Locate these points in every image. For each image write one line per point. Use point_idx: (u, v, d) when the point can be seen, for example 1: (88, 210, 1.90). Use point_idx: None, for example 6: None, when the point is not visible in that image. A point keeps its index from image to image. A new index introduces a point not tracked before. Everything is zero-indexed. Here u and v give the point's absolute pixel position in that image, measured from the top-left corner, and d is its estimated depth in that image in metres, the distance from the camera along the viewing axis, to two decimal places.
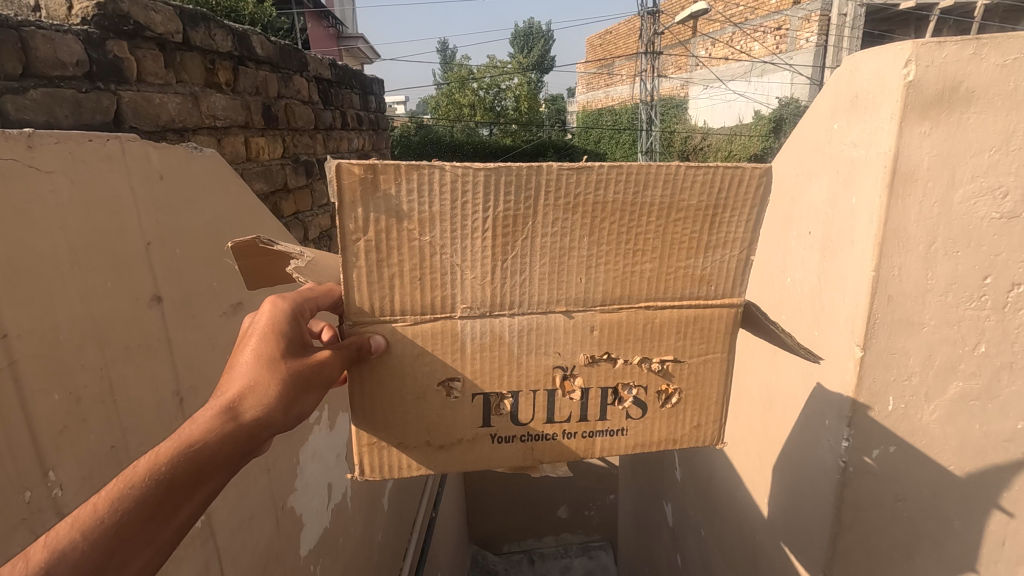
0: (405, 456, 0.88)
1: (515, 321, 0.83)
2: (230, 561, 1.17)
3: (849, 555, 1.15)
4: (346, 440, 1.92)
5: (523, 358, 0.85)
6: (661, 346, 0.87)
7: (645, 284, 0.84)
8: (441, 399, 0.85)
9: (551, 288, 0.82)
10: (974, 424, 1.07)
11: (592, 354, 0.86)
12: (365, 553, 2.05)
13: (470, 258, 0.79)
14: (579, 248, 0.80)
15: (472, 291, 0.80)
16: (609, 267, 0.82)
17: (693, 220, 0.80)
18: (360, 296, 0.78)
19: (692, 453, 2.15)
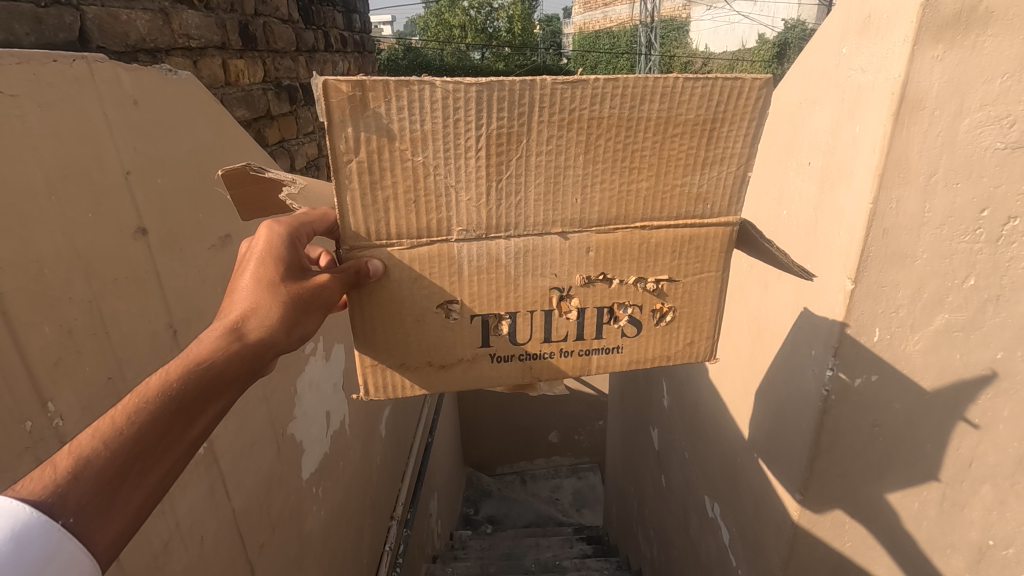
0: (405, 375, 0.89)
1: (511, 243, 0.82)
2: (235, 484, 1.22)
3: (827, 474, 1.25)
4: (343, 370, 1.95)
5: (519, 281, 0.85)
6: (656, 266, 0.86)
7: (644, 198, 0.82)
8: (441, 320, 0.86)
9: (546, 209, 0.80)
10: (955, 354, 1.10)
11: (588, 276, 0.86)
12: (364, 474, 2.14)
13: (463, 180, 0.76)
14: (576, 155, 0.78)
15: (466, 213, 0.79)
16: (604, 188, 0.80)
17: (690, 136, 0.78)
18: (353, 219, 0.76)
19: (679, 381, 2.22)
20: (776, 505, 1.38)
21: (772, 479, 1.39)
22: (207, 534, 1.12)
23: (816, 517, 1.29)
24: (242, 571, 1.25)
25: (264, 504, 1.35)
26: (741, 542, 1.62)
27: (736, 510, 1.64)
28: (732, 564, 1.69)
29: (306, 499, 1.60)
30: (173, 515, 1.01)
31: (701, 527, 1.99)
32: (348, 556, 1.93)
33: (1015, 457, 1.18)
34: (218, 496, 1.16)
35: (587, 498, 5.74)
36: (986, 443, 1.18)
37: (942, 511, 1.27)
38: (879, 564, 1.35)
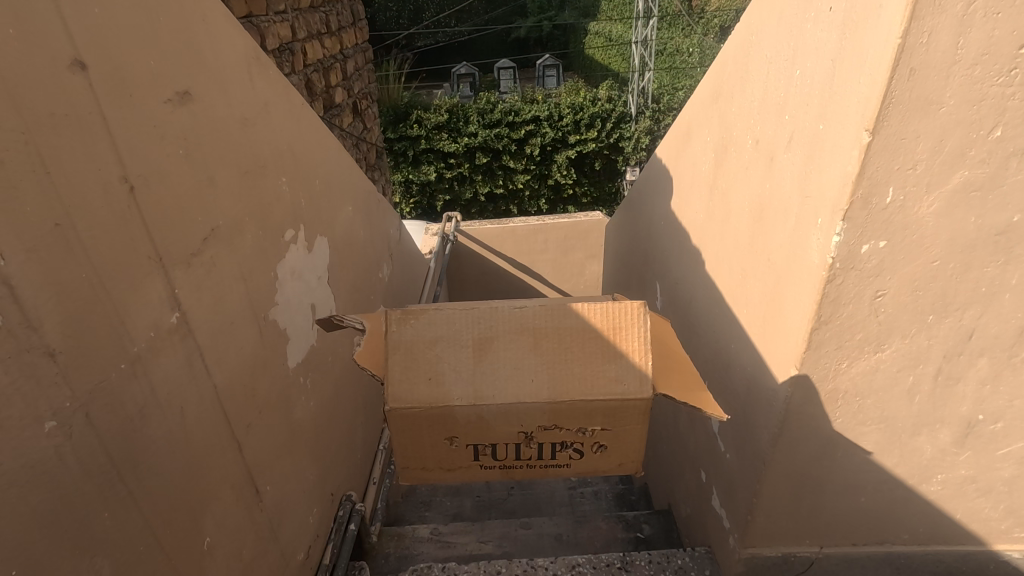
0: (427, 471, 1.53)
1: (491, 407, 1.36)
2: (214, 361, 1.18)
3: (822, 347, 1.20)
4: (327, 264, 1.88)
5: (495, 424, 1.39)
6: (593, 422, 1.40)
7: (578, 386, 1.36)
8: (448, 446, 1.44)
9: (513, 390, 1.36)
10: (970, 217, 1.04)
11: (543, 425, 1.40)
12: (355, 372, 2.13)
13: (459, 369, 1.37)
14: (530, 371, 1.37)
15: (462, 393, 1.35)
16: (549, 378, 1.36)
17: (597, 343, 1.37)
18: (391, 332, 1.36)
19: (674, 280, 2.17)
20: (769, 384, 1.36)
21: (766, 359, 1.37)
22: (188, 406, 1.09)
23: (808, 392, 1.27)
24: (229, 447, 1.23)
25: (249, 386, 1.33)
26: (730, 426, 1.64)
27: (727, 396, 1.64)
28: (720, 449, 1.72)
29: (293, 387, 1.58)
30: (147, 381, 0.98)
31: (690, 418, 2.01)
32: (341, 447, 1.95)
33: (1015, 328, 1.17)
34: (196, 370, 1.12)
35: (578, 412, 5.91)
36: (989, 314, 1.15)
37: (937, 387, 1.27)
38: (866, 439, 1.36)
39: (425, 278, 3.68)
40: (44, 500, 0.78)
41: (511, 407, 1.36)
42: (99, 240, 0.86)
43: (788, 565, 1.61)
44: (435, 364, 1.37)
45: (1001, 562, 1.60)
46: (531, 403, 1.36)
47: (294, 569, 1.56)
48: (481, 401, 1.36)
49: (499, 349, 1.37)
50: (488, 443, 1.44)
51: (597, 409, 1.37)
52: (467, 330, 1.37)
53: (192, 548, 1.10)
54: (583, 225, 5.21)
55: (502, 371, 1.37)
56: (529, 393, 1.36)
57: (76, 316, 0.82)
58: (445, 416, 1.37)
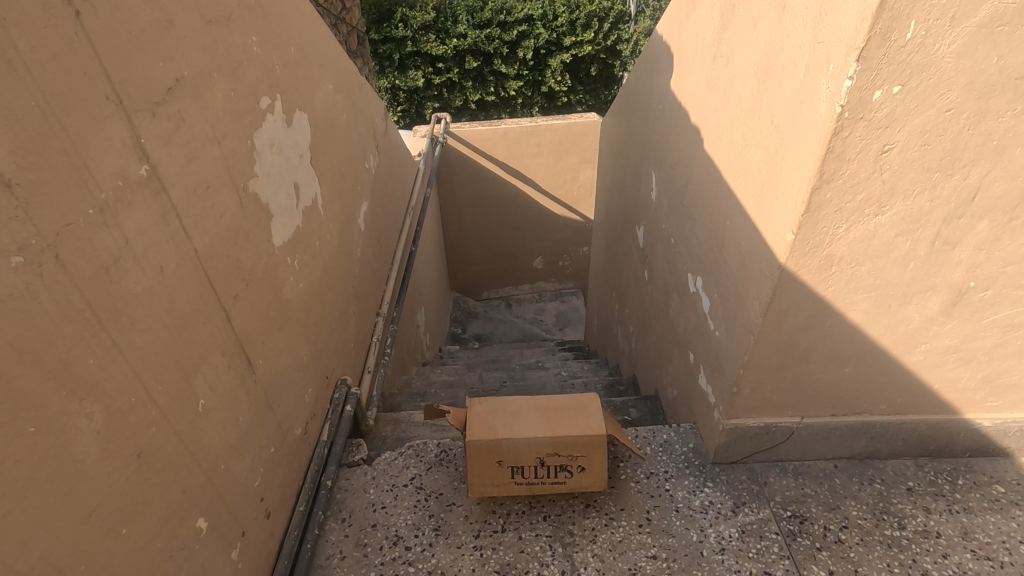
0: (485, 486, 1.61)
1: (512, 440, 1.59)
2: (193, 223, 1.14)
3: (821, 210, 1.17)
4: (308, 144, 1.79)
5: (506, 447, 1.59)
6: (581, 458, 1.60)
7: (568, 427, 1.62)
8: (495, 480, 1.61)
9: (525, 435, 1.60)
10: (992, 57, 0.97)
11: (541, 457, 1.60)
12: (344, 261, 2.10)
13: (493, 419, 1.67)
14: (543, 422, 1.66)
15: (480, 429, 1.62)
16: (546, 424, 1.64)
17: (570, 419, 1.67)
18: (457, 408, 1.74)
19: (671, 165, 2.10)
20: (764, 254, 1.34)
21: (762, 229, 1.34)
22: (168, 265, 1.06)
23: (804, 260, 1.25)
24: (216, 314, 1.22)
25: (232, 256, 1.29)
26: (721, 304, 1.64)
27: (720, 275, 1.63)
28: (709, 328, 1.73)
29: (280, 265, 1.54)
30: (120, 232, 0.93)
31: (681, 304, 2.02)
32: (333, 333, 1.96)
33: (1020, 187, 1.14)
34: (173, 231, 1.08)
35: (569, 319, 6.10)
36: (995, 171, 1.11)
37: (931, 252, 1.25)
38: (857, 309, 1.36)
39: (414, 177, 3.57)
40: (21, 336, 0.76)
41: (528, 439, 1.59)
42: (47, 67, 0.81)
43: (769, 435, 1.67)
44: (490, 417, 1.68)
45: (970, 430, 1.68)
46: (535, 434, 1.60)
47: (293, 442, 1.60)
48: (513, 434, 1.60)
49: (525, 414, 1.70)
50: (521, 464, 1.61)
51: (592, 441, 1.59)
52: (511, 404, 1.72)
53: (186, 406, 1.10)
54: (577, 127, 5.09)
55: (524, 423, 1.66)
56: (542, 432, 1.61)
57: (31, 147, 0.77)
58: (496, 445, 1.58)
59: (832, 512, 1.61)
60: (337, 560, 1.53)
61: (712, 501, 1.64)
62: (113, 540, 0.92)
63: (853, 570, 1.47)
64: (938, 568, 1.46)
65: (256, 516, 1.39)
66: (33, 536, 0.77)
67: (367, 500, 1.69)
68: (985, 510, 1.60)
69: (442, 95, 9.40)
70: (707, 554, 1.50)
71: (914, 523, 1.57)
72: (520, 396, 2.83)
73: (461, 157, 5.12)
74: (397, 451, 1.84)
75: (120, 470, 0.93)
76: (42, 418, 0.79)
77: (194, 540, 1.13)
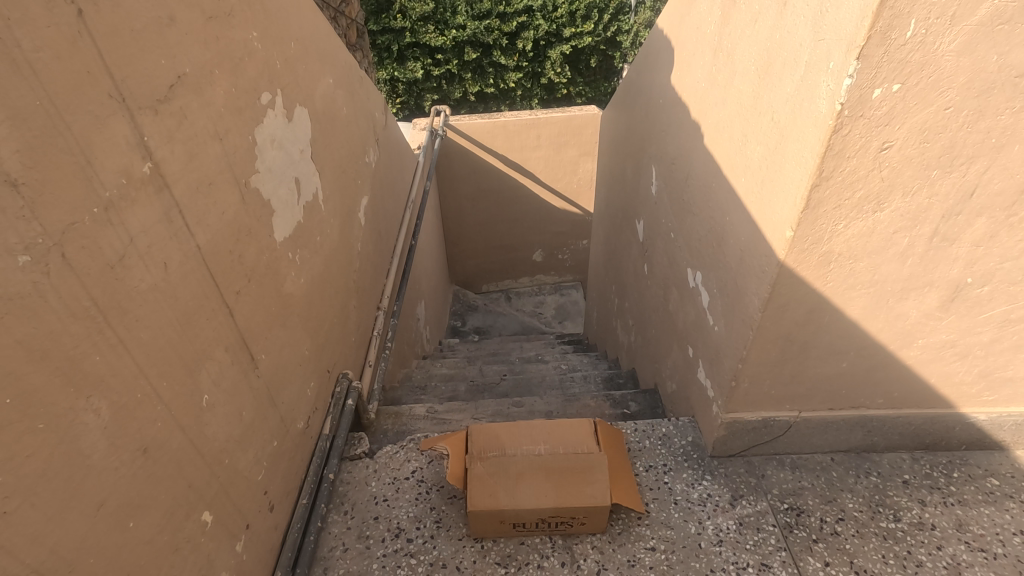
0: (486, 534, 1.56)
1: (512, 507, 1.50)
2: (195, 220, 1.14)
3: (820, 207, 1.17)
4: (309, 139, 1.79)
5: (505, 513, 1.50)
6: (582, 519, 1.52)
7: (572, 496, 1.51)
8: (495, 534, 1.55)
9: (525, 501, 1.51)
10: (992, 55, 0.97)
11: (541, 519, 1.52)
12: (344, 256, 2.11)
13: (492, 480, 1.54)
14: (547, 485, 1.53)
15: (480, 500, 1.50)
16: (548, 488, 1.53)
17: (574, 480, 1.54)
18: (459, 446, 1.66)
19: (671, 160, 2.10)
20: (763, 251, 1.35)
21: (761, 226, 1.35)
22: (171, 262, 1.06)
23: (803, 256, 1.26)
24: (219, 310, 1.22)
25: (234, 252, 1.30)
26: (720, 299, 1.65)
27: (719, 271, 1.64)
28: (708, 323, 1.74)
29: (282, 261, 1.55)
30: (124, 229, 0.94)
31: (681, 298, 2.03)
32: (335, 327, 1.97)
33: (1018, 184, 1.15)
34: (176, 228, 1.08)
35: (569, 312, 6.13)
36: (994, 168, 1.12)
37: (929, 248, 1.26)
38: (855, 304, 1.37)
39: (414, 171, 3.57)
40: (29, 333, 0.77)
41: (531, 507, 1.49)
42: (50, 66, 0.81)
43: (767, 429, 1.69)
44: (492, 479, 1.55)
45: (966, 424, 1.70)
46: (537, 503, 1.50)
47: (295, 435, 1.62)
48: (516, 505, 1.49)
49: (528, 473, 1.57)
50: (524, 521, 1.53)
51: (596, 510, 1.49)
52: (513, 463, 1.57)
53: (190, 402, 1.11)
54: (577, 119, 5.08)
55: (529, 486, 1.54)
56: (546, 499, 1.51)
57: (36, 145, 0.78)
58: (497, 512, 1.49)
59: (828, 504, 1.63)
60: (340, 552, 1.55)
61: (710, 493, 1.66)
62: (120, 534, 0.93)
63: (849, 561, 1.49)
64: (932, 560, 1.48)
65: (260, 509, 1.41)
66: (43, 529, 0.79)
67: (369, 493, 1.71)
68: (980, 502, 1.62)
69: (441, 87, 9.35)
70: (705, 546, 1.52)
71: (909, 516, 1.59)
72: (519, 389, 2.85)
73: (461, 150, 5.11)
74: (398, 445, 1.86)
75: (127, 465, 0.94)
76: (51, 414, 0.80)
77: (199, 533, 1.14)
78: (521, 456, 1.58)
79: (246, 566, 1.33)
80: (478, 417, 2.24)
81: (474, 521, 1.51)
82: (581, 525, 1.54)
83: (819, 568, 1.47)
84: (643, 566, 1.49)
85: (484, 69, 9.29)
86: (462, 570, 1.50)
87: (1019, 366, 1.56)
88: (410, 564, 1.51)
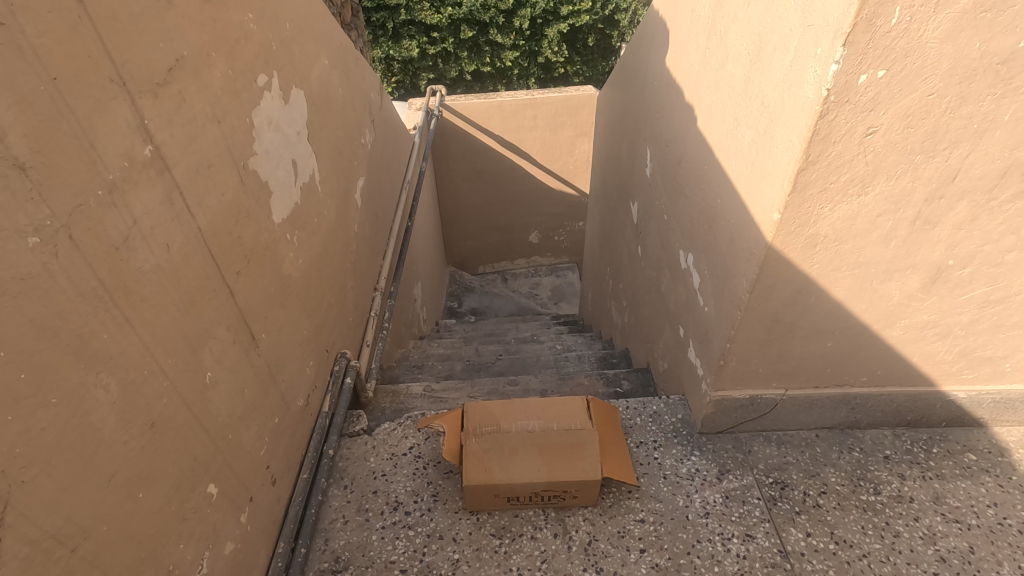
0: (481, 508, 1.60)
1: (507, 481, 1.55)
2: (196, 202, 1.17)
3: (806, 190, 1.20)
4: (305, 120, 1.81)
5: (500, 486, 1.55)
6: (573, 493, 1.58)
7: (563, 471, 1.57)
8: (490, 507, 1.60)
9: (518, 474, 1.56)
10: (975, 42, 0.99)
11: (534, 492, 1.58)
12: (342, 236, 2.13)
13: (489, 455, 1.60)
14: (540, 461, 1.59)
15: (476, 473, 1.56)
16: (541, 463, 1.58)
17: (565, 454, 1.60)
18: (456, 426, 1.70)
19: (665, 142, 2.12)
20: (752, 233, 1.38)
21: (750, 208, 1.38)
22: (174, 243, 1.09)
23: (790, 238, 1.29)
24: (220, 290, 1.26)
25: (234, 233, 1.32)
26: (710, 280, 1.69)
27: (710, 252, 1.68)
28: (699, 304, 1.79)
29: (280, 242, 1.58)
30: (128, 211, 0.97)
31: (672, 279, 2.07)
32: (333, 307, 2.00)
33: (999, 169, 1.18)
34: (178, 209, 1.10)
35: (565, 293, 6.18)
36: (975, 153, 1.15)
37: (912, 231, 1.30)
38: (839, 286, 1.41)
39: (409, 152, 3.57)
40: (40, 312, 0.80)
41: (524, 481, 1.55)
42: (52, 51, 0.83)
43: (754, 406, 1.74)
44: (486, 456, 1.60)
45: (946, 401, 1.75)
46: (531, 477, 1.56)
47: (296, 412, 1.66)
48: (510, 479, 1.55)
49: (520, 450, 1.61)
50: (517, 495, 1.58)
51: (587, 483, 1.55)
52: (507, 438, 1.62)
53: (194, 379, 1.15)
54: (573, 100, 5.04)
55: (522, 462, 1.59)
56: (538, 473, 1.56)
57: (43, 130, 0.80)
58: (491, 485, 1.54)
59: (812, 478, 1.69)
60: (340, 524, 1.60)
61: (698, 468, 1.72)
62: (131, 504, 0.97)
63: (830, 531, 1.55)
64: (909, 530, 1.55)
65: (263, 482, 1.46)
66: (59, 498, 0.83)
67: (368, 467, 1.77)
68: (957, 476, 1.69)
69: (437, 66, 9.26)
70: (692, 518, 1.59)
71: (889, 489, 1.66)
72: (515, 369, 2.90)
73: (457, 131, 5.09)
74: (396, 422, 1.91)
75: (136, 438, 0.98)
76: (63, 389, 0.83)
77: (205, 505, 1.19)
78: (515, 432, 1.62)
79: (250, 537, 1.39)
80: (474, 395, 2.29)
81: (469, 495, 1.57)
82: (572, 499, 1.60)
83: (801, 538, 1.54)
84: (633, 537, 1.55)
85: (481, 47, 9.18)
86: (458, 541, 1.56)
87: (998, 345, 1.61)
88: (408, 535, 1.57)
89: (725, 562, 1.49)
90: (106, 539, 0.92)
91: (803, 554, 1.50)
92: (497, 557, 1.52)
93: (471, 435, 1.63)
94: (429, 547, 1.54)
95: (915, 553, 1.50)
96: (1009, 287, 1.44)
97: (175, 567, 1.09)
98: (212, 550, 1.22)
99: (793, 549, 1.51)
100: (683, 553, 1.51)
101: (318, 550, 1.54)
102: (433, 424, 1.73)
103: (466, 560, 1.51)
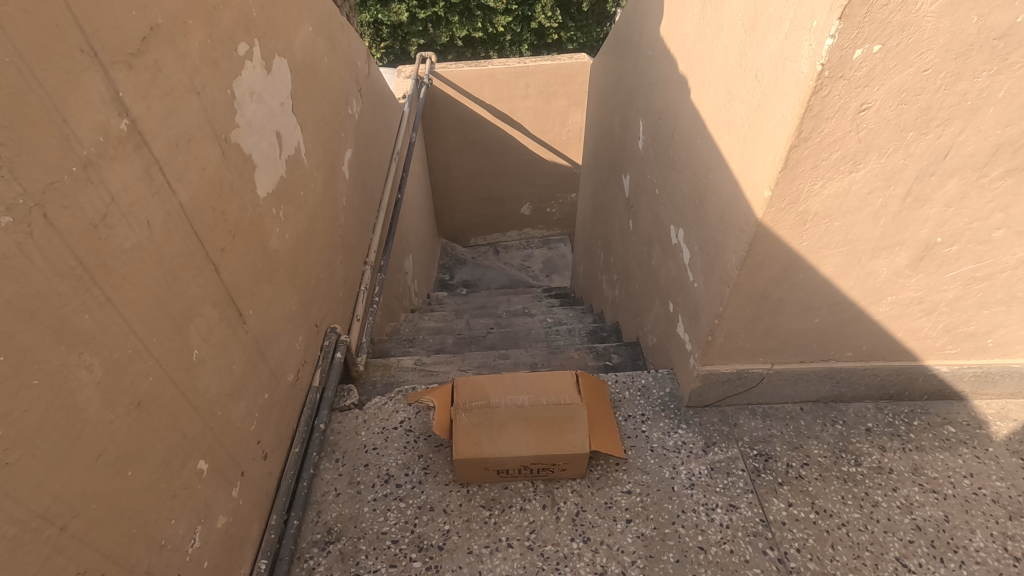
0: (470, 480, 1.63)
1: (497, 455, 1.57)
2: (175, 176, 1.14)
3: (798, 167, 1.19)
4: (289, 90, 1.76)
5: (489, 459, 1.57)
6: (561, 464, 1.60)
7: (552, 444, 1.59)
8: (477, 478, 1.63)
9: (507, 446, 1.59)
10: (973, 17, 0.97)
11: (522, 463, 1.60)
12: (329, 210, 2.10)
13: (479, 429, 1.62)
14: (529, 435, 1.61)
15: (467, 447, 1.57)
16: (531, 436, 1.60)
17: (554, 426, 1.62)
18: (445, 402, 1.72)
19: (659, 113, 2.08)
20: (742, 210, 1.38)
21: (741, 184, 1.37)
22: (155, 220, 1.07)
23: (779, 216, 1.29)
24: (205, 266, 1.24)
25: (218, 209, 1.30)
26: (700, 256, 1.69)
27: (700, 229, 1.67)
28: (689, 280, 1.78)
29: (265, 217, 1.55)
30: (105, 187, 0.94)
31: (663, 254, 2.07)
32: (320, 282, 1.98)
33: (990, 146, 1.17)
34: (157, 183, 1.08)
35: (557, 265, 6.18)
36: (968, 130, 1.14)
37: (902, 209, 1.29)
38: (828, 262, 1.42)
39: (399, 121, 3.50)
40: (17, 293, 0.78)
41: (514, 454, 1.57)
42: (17, 21, 0.80)
43: (740, 380, 1.76)
44: (477, 430, 1.61)
45: (928, 375, 1.78)
46: (521, 450, 1.58)
47: (286, 387, 1.66)
48: (500, 453, 1.57)
49: (510, 426, 1.63)
50: (506, 467, 1.60)
51: (575, 456, 1.58)
52: (497, 412, 1.63)
53: (181, 357, 1.14)
54: (567, 68, 4.95)
55: (511, 435, 1.61)
56: (527, 447, 1.58)
57: (10, 105, 0.77)
58: (481, 459, 1.56)
59: (795, 450, 1.73)
60: (333, 496, 1.63)
61: (685, 441, 1.75)
62: (119, 481, 0.98)
63: (811, 502, 1.60)
64: (888, 501, 1.59)
65: (254, 457, 1.47)
66: (46, 478, 0.83)
67: (359, 441, 1.78)
68: (936, 448, 1.73)
69: (427, 31, 9.01)
70: (678, 489, 1.62)
71: (869, 460, 1.70)
72: (506, 342, 2.92)
73: (447, 100, 4.98)
74: (387, 396, 1.92)
75: (121, 418, 0.98)
76: (45, 370, 0.82)
77: (195, 480, 1.20)
78: (504, 407, 1.64)
79: (242, 510, 1.41)
80: (464, 368, 2.31)
81: (459, 468, 1.59)
82: (561, 471, 1.63)
83: (782, 508, 1.58)
84: (619, 507, 1.58)
85: (473, 12, 8.91)
86: (448, 513, 1.58)
87: (982, 321, 1.63)
88: (399, 507, 1.60)
89: (708, 532, 1.52)
90: (95, 518, 0.92)
91: (784, 523, 1.54)
92: (487, 527, 1.55)
93: (461, 410, 1.64)
94: (420, 518, 1.57)
95: (892, 521, 1.54)
96: (995, 264, 1.45)
97: (166, 542, 1.11)
98: (204, 525, 1.24)
99: (775, 518, 1.55)
100: (668, 523, 1.54)
101: (311, 521, 1.57)
102: (422, 399, 1.75)
103: (456, 531, 1.54)
